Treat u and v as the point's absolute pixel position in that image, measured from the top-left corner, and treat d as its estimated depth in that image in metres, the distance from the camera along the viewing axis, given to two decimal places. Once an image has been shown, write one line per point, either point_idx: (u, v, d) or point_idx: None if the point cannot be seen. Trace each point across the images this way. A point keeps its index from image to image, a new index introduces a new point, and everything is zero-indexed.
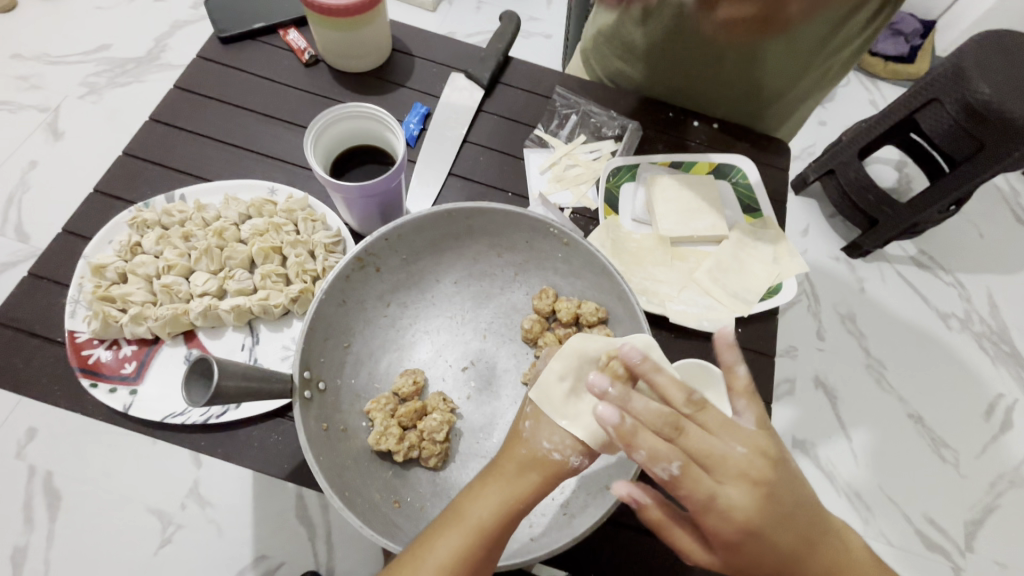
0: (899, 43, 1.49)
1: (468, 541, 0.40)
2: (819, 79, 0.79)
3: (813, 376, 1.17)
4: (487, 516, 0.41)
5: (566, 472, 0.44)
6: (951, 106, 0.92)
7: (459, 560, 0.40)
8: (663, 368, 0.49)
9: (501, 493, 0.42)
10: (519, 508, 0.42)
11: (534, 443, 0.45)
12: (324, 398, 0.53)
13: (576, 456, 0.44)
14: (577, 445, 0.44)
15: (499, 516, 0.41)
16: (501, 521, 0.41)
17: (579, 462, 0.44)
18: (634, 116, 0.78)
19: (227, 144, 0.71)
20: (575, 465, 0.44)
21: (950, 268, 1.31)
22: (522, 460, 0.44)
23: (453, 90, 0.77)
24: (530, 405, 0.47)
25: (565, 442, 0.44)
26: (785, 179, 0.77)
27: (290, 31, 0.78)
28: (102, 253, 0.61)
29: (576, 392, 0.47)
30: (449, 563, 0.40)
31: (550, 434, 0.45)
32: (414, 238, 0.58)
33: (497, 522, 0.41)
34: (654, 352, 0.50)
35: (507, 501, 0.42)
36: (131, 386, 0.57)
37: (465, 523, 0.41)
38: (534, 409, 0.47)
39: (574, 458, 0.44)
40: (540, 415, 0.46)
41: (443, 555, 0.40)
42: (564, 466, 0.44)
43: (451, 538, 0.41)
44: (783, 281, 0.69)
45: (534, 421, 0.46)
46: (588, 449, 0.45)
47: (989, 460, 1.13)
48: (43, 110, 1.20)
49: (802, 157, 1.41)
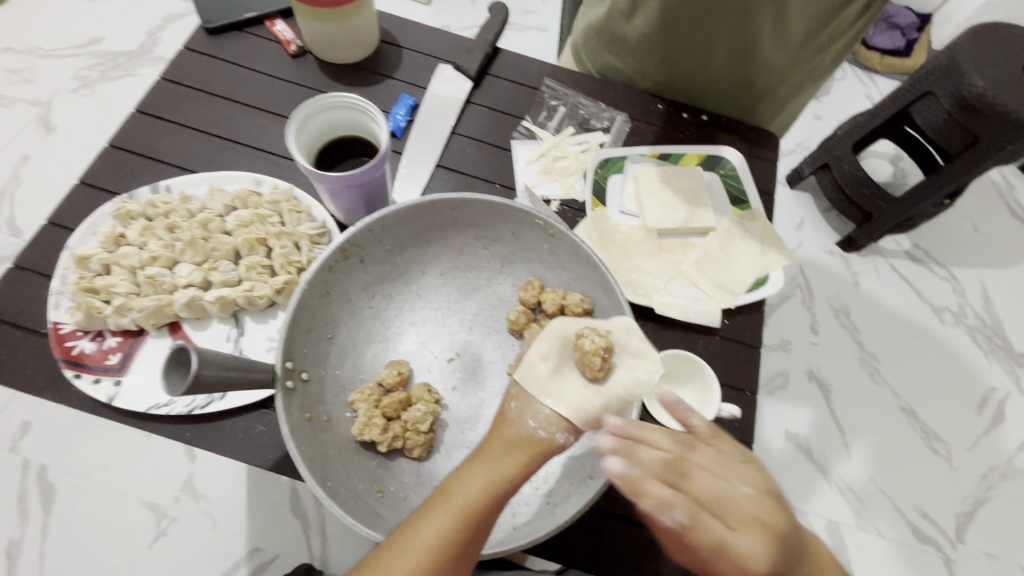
0: (895, 37, 1.48)
1: (453, 522, 0.40)
2: (806, 76, 0.79)
3: (805, 370, 1.17)
4: (474, 497, 0.41)
5: (552, 450, 0.44)
6: (944, 99, 0.91)
7: (444, 541, 0.40)
8: (642, 348, 0.49)
9: (488, 474, 0.42)
10: (506, 488, 0.42)
11: (519, 423, 0.45)
12: (307, 388, 0.53)
13: (560, 432, 0.44)
14: (562, 423, 0.44)
15: (485, 495, 0.41)
16: (489, 502, 0.41)
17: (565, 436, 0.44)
18: (622, 108, 0.78)
19: (213, 136, 0.71)
20: (561, 443, 0.44)
21: (944, 262, 1.31)
22: (507, 440, 0.44)
23: (442, 81, 0.76)
24: (516, 386, 0.47)
25: (551, 416, 0.44)
26: (774, 172, 0.77)
27: (277, 22, 0.77)
28: (86, 245, 0.61)
29: (559, 370, 0.47)
30: (434, 543, 0.39)
31: (535, 414, 0.45)
32: (399, 229, 0.58)
33: (483, 502, 0.41)
34: (634, 334, 0.50)
35: (493, 482, 0.42)
36: (116, 376, 0.57)
37: (452, 503, 0.41)
38: (518, 390, 0.47)
39: (561, 434, 0.44)
40: (526, 396, 0.46)
41: (430, 534, 0.40)
42: (552, 443, 0.44)
43: (438, 519, 0.40)
44: (770, 273, 0.69)
45: (520, 401, 0.46)
46: (573, 426, 0.45)
47: (981, 453, 1.13)
48: (34, 104, 1.20)
49: (797, 151, 1.41)
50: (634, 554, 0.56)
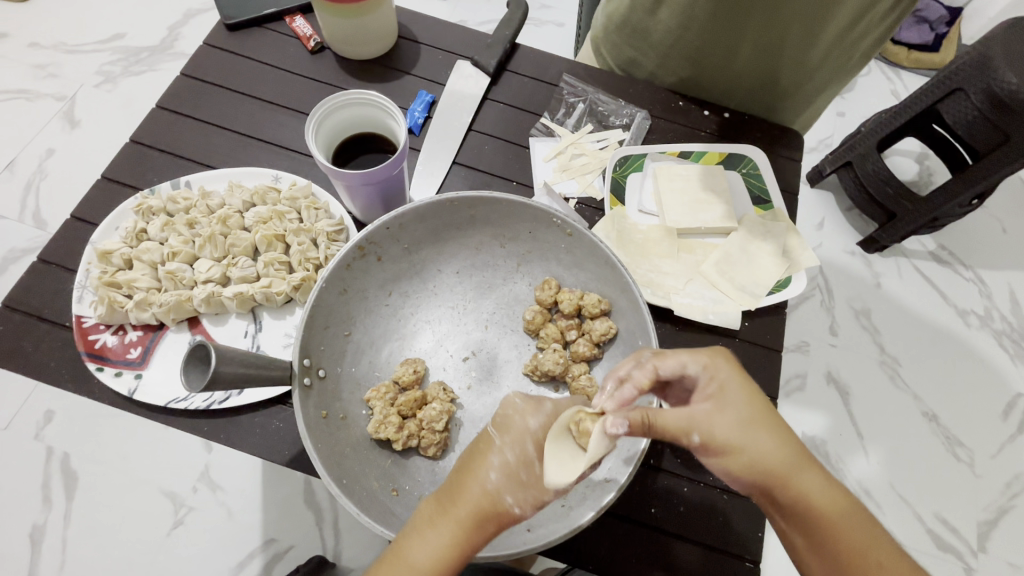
0: (923, 31, 1.44)
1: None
2: (833, 73, 0.76)
3: (823, 372, 1.15)
4: (423, 559, 0.41)
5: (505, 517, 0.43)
6: (975, 95, 0.88)
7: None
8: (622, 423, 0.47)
9: (438, 534, 0.41)
10: (459, 552, 0.41)
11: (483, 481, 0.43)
12: (324, 385, 0.53)
13: (525, 504, 0.43)
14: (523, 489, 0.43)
15: (439, 561, 0.40)
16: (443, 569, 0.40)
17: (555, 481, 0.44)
18: (642, 105, 0.77)
19: (233, 132, 0.71)
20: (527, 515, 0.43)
21: (970, 263, 1.28)
22: (467, 502, 0.42)
23: (459, 77, 0.76)
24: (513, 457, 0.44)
25: (511, 461, 0.44)
26: (798, 170, 0.75)
27: (296, 18, 0.77)
28: (108, 240, 0.62)
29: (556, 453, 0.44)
30: None
31: (499, 474, 0.43)
32: (416, 226, 0.58)
33: (431, 567, 0.40)
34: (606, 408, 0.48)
35: (444, 543, 0.41)
36: (136, 370, 0.57)
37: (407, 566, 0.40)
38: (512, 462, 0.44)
39: (520, 505, 0.43)
40: (515, 468, 0.43)
41: None
42: (507, 509, 0.42)
43: None
44: (792, 274, 0.68)
45: (501, 475, 0.43)
46: (523, 482, 0.43)
47: (1006, 461, 1.10)
48: (59, 99, 1.22)
49: (819, 149, 1.38)
50: (647, 558, 0.55)
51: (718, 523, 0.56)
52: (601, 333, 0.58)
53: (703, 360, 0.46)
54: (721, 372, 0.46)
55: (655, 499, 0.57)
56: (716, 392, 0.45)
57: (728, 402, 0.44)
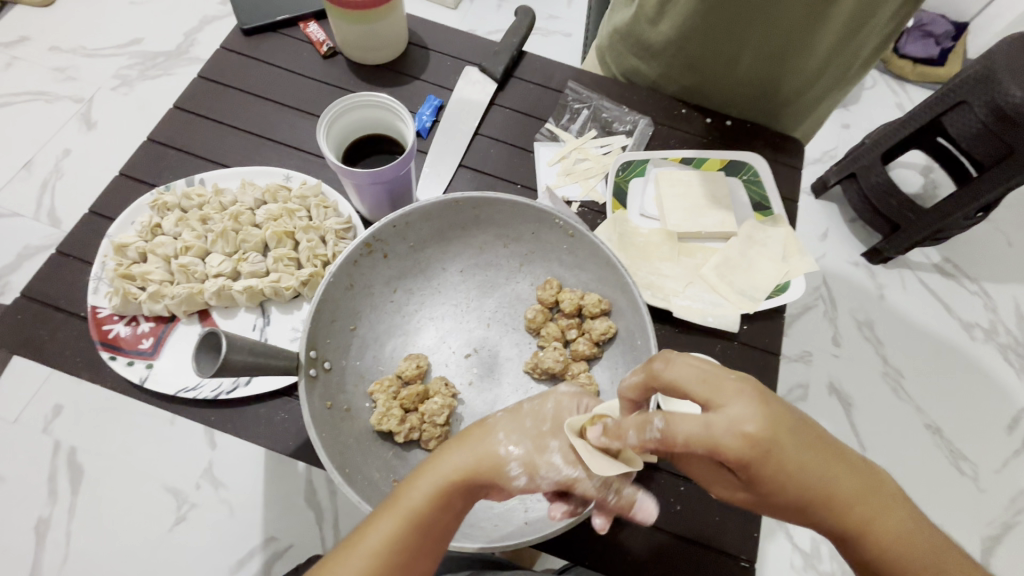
0: (928, 45, 1.45)
1: (399, 525, 0.41)
2: (836, 81, 0.78)
3: (825, 382, 1.15)
4: (419, 499, 0.42)
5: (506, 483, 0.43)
6: (979, 108, 0.89)
7: (388, 545, 0.40)
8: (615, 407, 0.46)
9: (435, 475, 0.42)
10: (450, 493, 0.42)
11: (490, 434, 0.45)
12: (329, 377, 0.54)
13: (523, 472, 0.43)
14: (525, 455, 0.43)
15: (429, 499, 0.41)
16: (434, 507, 0.41)
17: (559, 462, 0.43)
18: (645, 112, 0.79)
19: (246, 132, 0.73)
20: (520, 486, 0.43)
21: (975, 276, 1.28)
22: (470, 449, 0.44)
23: (467, 83, 0.78)
24: (530, 426, 0.45)
25: (527, 428, 0.45)
26: (798, 178, 0.76)
27: (310, 23, 0.79)
28: (124, 234, 0.64)
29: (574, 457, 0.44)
30: (380, 546, 0.40)
31: (509, 433, 0.44)
32: (422, 225, 0.59)
33: (427, 504, 0.41)
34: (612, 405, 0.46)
35: (438, 482, 0.42)
36: (148, 359, 0.59)
37: (399, 507, 0.42)
38: (534, 432, 0.45)
39: (517, 469, 0.43)
40: (532, 438, 0.44)
41: (375, 539, 0.40)
42: (504, 470, 0.43)
43: (383, 524, 0.41)
44: (792, 279, 0.69)
45: (510, 438, 0.44)
46: (536, 451, 0.44)
47: (1010, 475, 1.10)
48: (76, 100, 1.26)
49: (823, 160, 1.39)
50: (644, 557, 0.55)
51: (714, 522, 0.57)
52: (600, 332, 0.59)
53: (723, 451, 0.34)
54: (751, 464, 0.35)
55: (652, 497, 0.57)
56: (746, 476, 0.36)
57: (762, 481, 0.36)
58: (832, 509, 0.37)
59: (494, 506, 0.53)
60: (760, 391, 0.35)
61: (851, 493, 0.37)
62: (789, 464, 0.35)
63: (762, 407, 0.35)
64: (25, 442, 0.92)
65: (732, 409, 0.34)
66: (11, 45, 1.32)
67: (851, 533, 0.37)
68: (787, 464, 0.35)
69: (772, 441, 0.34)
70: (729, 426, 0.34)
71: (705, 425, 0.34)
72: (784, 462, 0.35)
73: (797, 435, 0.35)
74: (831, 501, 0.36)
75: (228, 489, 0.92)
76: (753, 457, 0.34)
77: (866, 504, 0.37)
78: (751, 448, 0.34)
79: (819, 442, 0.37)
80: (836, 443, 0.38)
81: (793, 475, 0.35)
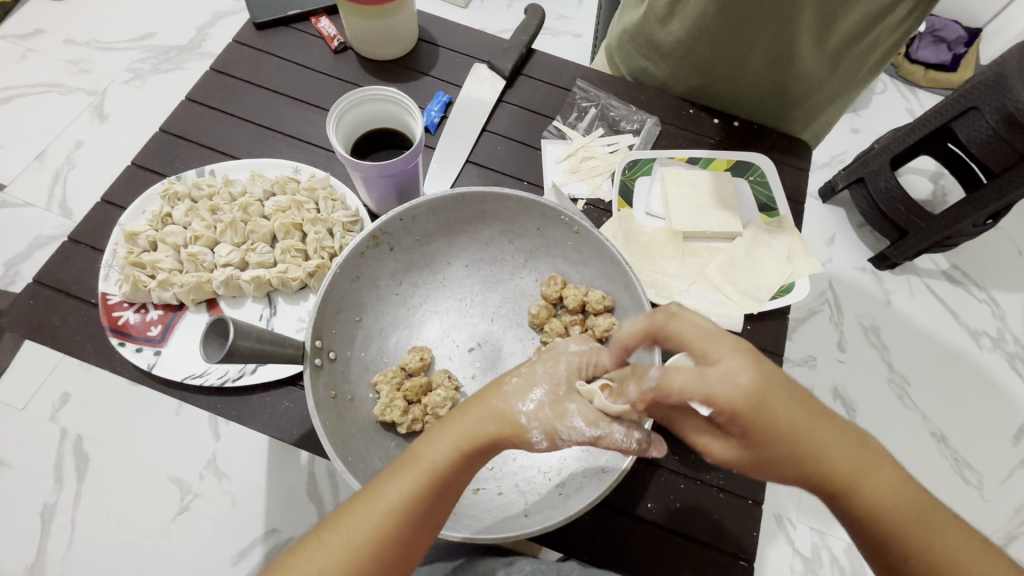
0: (941, 50, 1.44)
1: (418, 483, 0.41)
2: (844, 85, 0.78)
3: (830, 388, 1.15)
4: (440, 460, 0.42)
5: (524, 442, 0.43)
6: (990, 114, 0.88)
7: (407, 502, 0.40)
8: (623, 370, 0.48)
9: (457, 434, 0.43)
10: (472, 453, 0.43)
11: (507, 399, 0.44)
12: (334, 367, 0.55)
13: (545, 437, 0.43)
14: (547, 422, 0.43)
15: (451, 460, 0.42)
16: (455, 466, 0.42)
17: (581, 424, 0.43)
18: (653, 111, 0.79)
19: (256, 125, 0.74)
20: (542, 448, 0.43)
21: (983, 284, 1.27)
22: (493, 413, 0.44)
23: (476, 80, 0.78)
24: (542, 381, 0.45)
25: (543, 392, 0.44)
26: (805, 180, 0.76)
27: (321, 18, 0.80)
28: (135, 222, 0.65)
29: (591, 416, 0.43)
30: (399, 503, 0.40)
31: (528, 397, 0.44)
32: (429, 219, 0.60)
33: (449, 464, 0.42)
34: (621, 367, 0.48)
35: (460, 443, 0.42)
36: (156, 347, 0.60)
37: (418, 466, 0.41)
38: (554, 394, 0.44)
39: (540, 434, 0.43)
40: (553, 401, 0.44)
41: (395, 496, 0.40)
42: (526, 433, 0.43)
43: (404, 481, 0.41)
44: (796, 280, 0.69)
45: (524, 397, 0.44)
46: (556, 412, 0.43)
47: (1015, 486, 1.09)
48: (90, 93, 1.27)
49: (831, 164, 1.39)
50: (644, 554, 0.56)
51: (713, 520, 0.57)
52: (603, 329, 0.59)
53: (717, 401, 0.35)
54: (744, 415, 0.36)
55: (652, 494, 0.58)
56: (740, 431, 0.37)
57: (755, 434, 0.36)
58: (821, 465, 0.38)
59: (494, 498, 0.53)
60: (753, 348, 0.37)
61: (837, 449, 0.38)
62: (779, 417, 0.36)
63: (753, 364, 0.36)
64: (32, 428, 0.93)
65: (726, 362, 0.36)
66: (27, 37, 1.34)
67: (838, 487, 0.38)
68: (778, 419, 0.36)
69: (764, 395, 0.36)
70: (723, 377, 0.35)
71: (699, 375, 0.36)
72: (775, 417, 0.36)
73: (786, 391, 0.37)
74: (819, 456, 0.38)
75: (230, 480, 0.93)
76: (745, 409, 0.35)
77: (854, 461, 0.38)
78: (745, 399, 0.35)
79: (807, 402, 0.38)
80: (821, 406, 0.39)
81: (784, 429, 0.37)
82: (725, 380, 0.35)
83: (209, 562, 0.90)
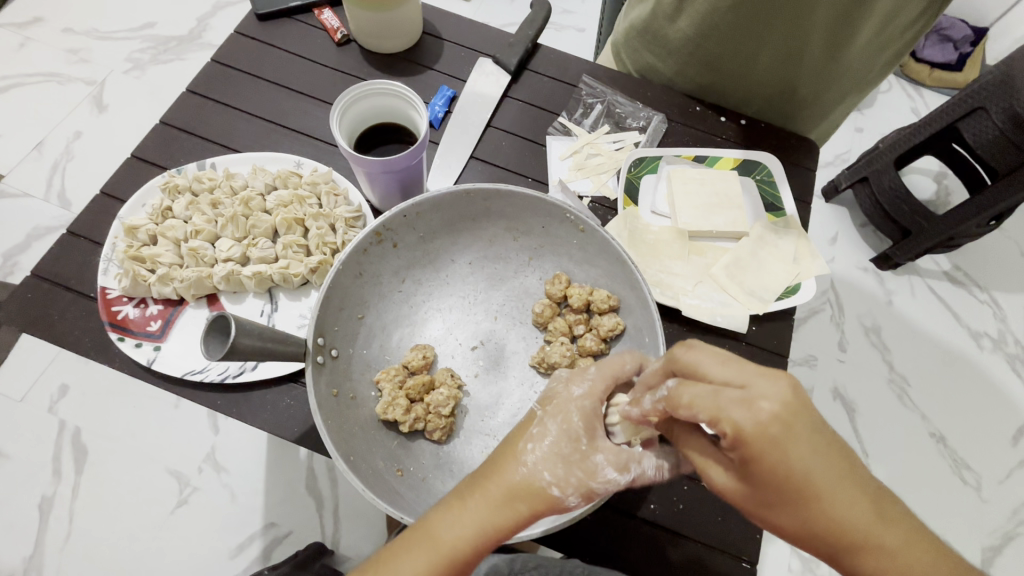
0: (947, 50, 1.43)
1: (434, 566, 0.39)
2: (854, 84, 0.77)
3: (830, 388, 1.15)
4: (460, 543, 0.40)
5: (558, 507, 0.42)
6: (997, 115, 0.87)
7: None
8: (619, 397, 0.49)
9: (477, 519, 0.40)
10: (496, 536, 0.40)
11: (531, 468, 0.42)
12: (336, 364, 0.54)
13: (579, 496, 0.42)
14: (579, 485, 0.42)
15: (473, 544, 0.40)
16: (476, 548, 0.40)
17: (614, 475, 0.42)
18: (660, 108, 0.78)
19: (258, 118, 0.73)
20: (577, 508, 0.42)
21: (985, 285, 1.27)
22: (516, 492, 0.41)
23: (480, 74, 0.77)
24: (540, 427, 0.44)
25: (564, 451, 0.42)
26: (812, 180, 0.75)
27: (324, 10, 0.79)
28: (134, 215, 0.64)
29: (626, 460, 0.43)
30: None
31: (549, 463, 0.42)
32: (432, 217, 0.59)
33: (470, 550, 0.39)
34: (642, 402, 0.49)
35: (482, 530, 0.40)
36: (156, 342, 0.59)
37: (436, 546, 0.39)
38: (579, 451, 0.43)
39: (573, 497, 0.42)
40: (576, 456, 0.43)
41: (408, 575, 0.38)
42: (559, 503, 0.41)
43: (419, 557, 0.39)
44: (802, 281, 0.68)
45: (536, 442, 0.43)
46: (580, 476, 0.42)
47: (1013, 487, 1.09)
48: (89, 83, 1.26)
49: (835, 163, 1.38)
50: (644, 555, 0.55)
51: (717, 522, 0.57)
52: (608, 329, 0.59)
53: (724, 422, 0.33)
54: (754, 449, 0.33)
55: (655, 495, 0.57)
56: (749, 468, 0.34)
57: (758, 471, 0.34)
58: (832, 523, 0.34)
59: None
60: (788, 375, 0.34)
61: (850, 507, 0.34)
62: (791, 454, 0.33)
63: (785, 391, 0.33)
64: (31, 420, 0.93)
65: (755, 385, 0.33)
66: (25, 26, 1.32)
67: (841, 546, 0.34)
68: (794, 461, 0.33)
69: (782, 426, 0.33)
70: (744, 402, 0.33)
71: (713, 391, 0.34)
72: (785, 451, 0.33)
73: (807, 429, 0.33)
74: (826, 506, 0.34)
75: (230, 474, 0.93)
76: (755, 439, 0.33)
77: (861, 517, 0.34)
78: (755, 427, 0.33)
79: (832, 448, 0.34)
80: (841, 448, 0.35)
81: (794, 467, 0.33)
82: (735, 408, 0.33)
83: (207, 558, 0.90)
